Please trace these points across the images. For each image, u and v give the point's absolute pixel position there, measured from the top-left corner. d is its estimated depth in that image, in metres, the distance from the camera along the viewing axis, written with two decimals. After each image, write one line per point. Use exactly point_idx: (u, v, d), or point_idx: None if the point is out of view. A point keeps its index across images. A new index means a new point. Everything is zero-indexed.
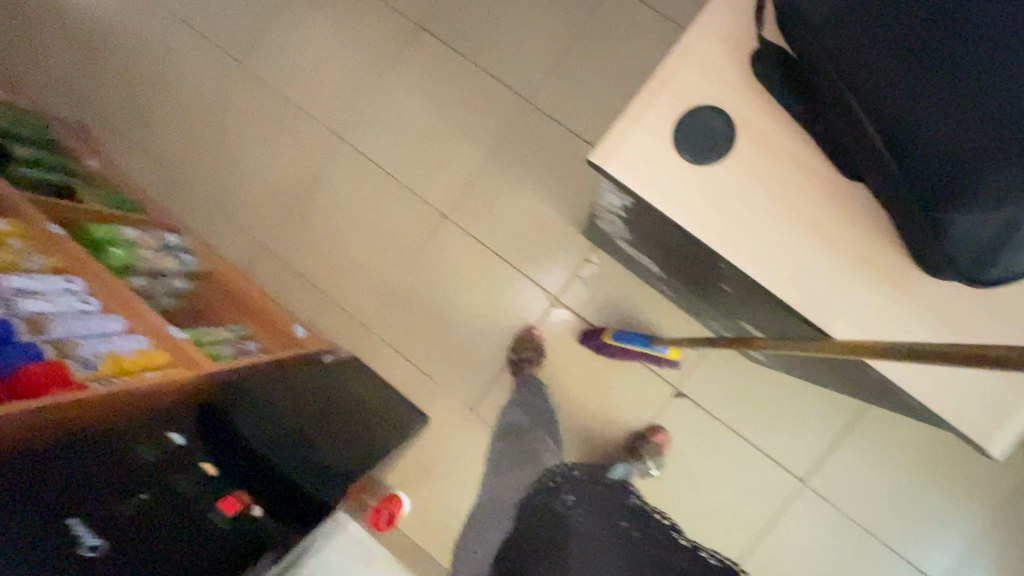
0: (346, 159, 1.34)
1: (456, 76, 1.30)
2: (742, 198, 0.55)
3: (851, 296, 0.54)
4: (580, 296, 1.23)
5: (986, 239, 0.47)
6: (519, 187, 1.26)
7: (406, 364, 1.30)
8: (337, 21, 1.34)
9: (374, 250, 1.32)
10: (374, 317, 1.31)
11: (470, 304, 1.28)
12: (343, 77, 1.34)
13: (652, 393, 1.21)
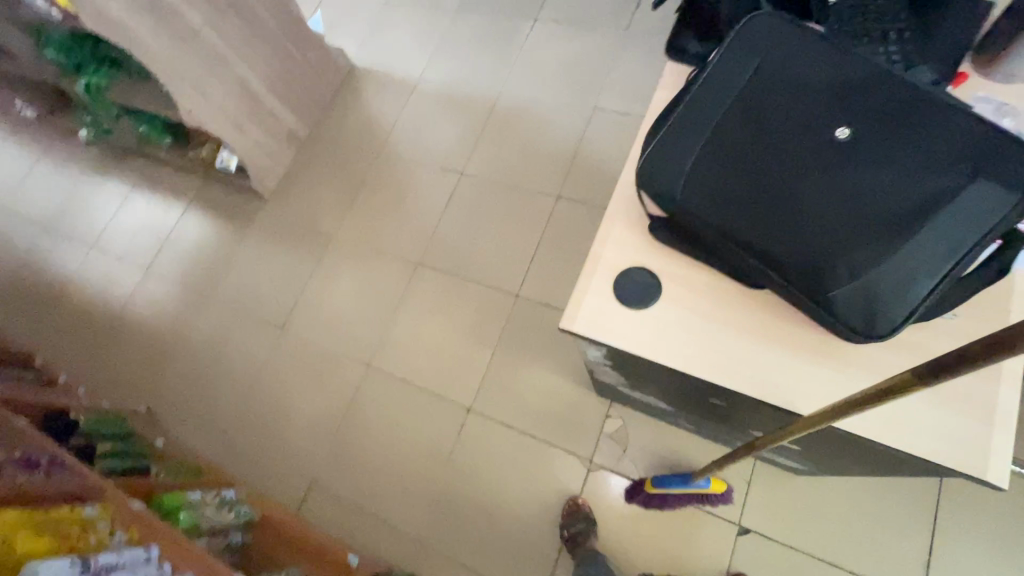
0: (376, 382, 1.52)
1: (454, 291, 1.56)
2: (685, 324, 0.67)
3: (810, 377, 0.62)
4: (611, 452, 1.27)
5: (867, 304, 0.56)
6: (529, 367, 1.41)
7: (462, 571, 1.27)
8: (355, 277, 1.68)
9: (412, 459, 1.40)
10: (423, 527, 1.33)
11: (510, 488, 1.31)
12: (365, 317, 1.61)
13: (716, 538, 1.15)
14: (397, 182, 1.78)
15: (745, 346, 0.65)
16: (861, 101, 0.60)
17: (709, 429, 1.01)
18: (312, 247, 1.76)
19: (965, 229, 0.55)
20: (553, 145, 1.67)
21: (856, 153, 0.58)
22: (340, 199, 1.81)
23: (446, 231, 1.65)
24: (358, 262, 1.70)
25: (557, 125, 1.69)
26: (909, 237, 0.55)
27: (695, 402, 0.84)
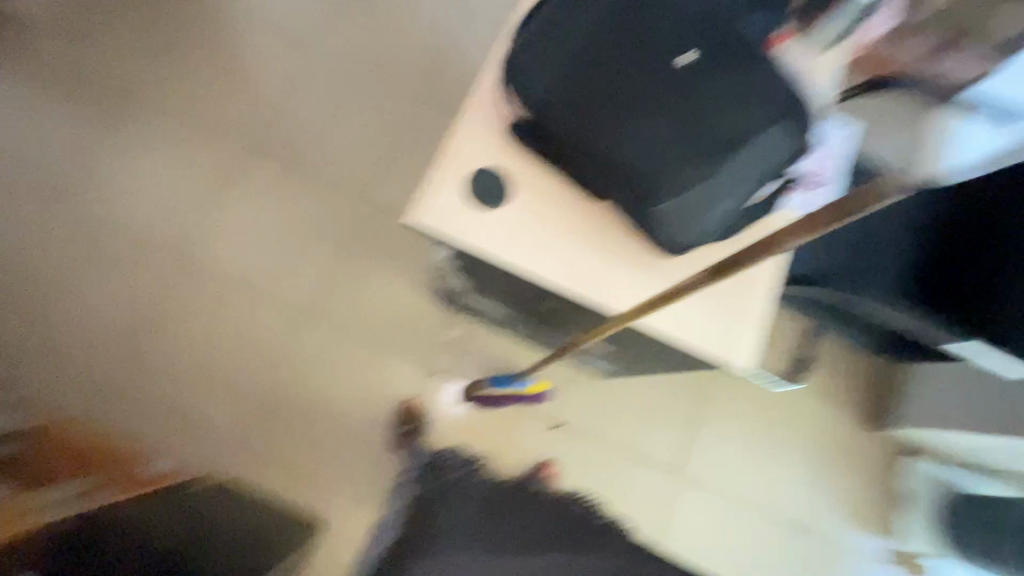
0: (189, 277, 1.32)
1: (294, 183, 1.40)
2: (527, 226, 0.70)
3: (626, 283, 0.70)
4: (450, 357, 1.32)
5: (681, 220, 0.64)
6: (374, 272, 1.35)
7: (288, 471, 1.24)
8: (163, 151, 1.39)
9: (236, 362, 1.28)
10: (245, 429, 1.25)
11: (344, 391, 1.29)
12: (178, 200, 1.36)
13: (534, 431, 1.30)
14: (226, 42, 1.46)
15: (576, 251, 0.70)
16: (708, 37, 0.66)
17: (540, 334, 1.09)
18: (103, 105, 1.40)
19: (763, 164, 0.64)
20: (421, 34, 1.51)
21: (696, 81, 0.64)
22: (143, 49, 1.44)
23: (288, 111, 1.43)
24: (170, 133, 1.40)
25: (425, 10, 1.52)
26: (725, 166, 0.62)
27: (531, 307, 0.90)
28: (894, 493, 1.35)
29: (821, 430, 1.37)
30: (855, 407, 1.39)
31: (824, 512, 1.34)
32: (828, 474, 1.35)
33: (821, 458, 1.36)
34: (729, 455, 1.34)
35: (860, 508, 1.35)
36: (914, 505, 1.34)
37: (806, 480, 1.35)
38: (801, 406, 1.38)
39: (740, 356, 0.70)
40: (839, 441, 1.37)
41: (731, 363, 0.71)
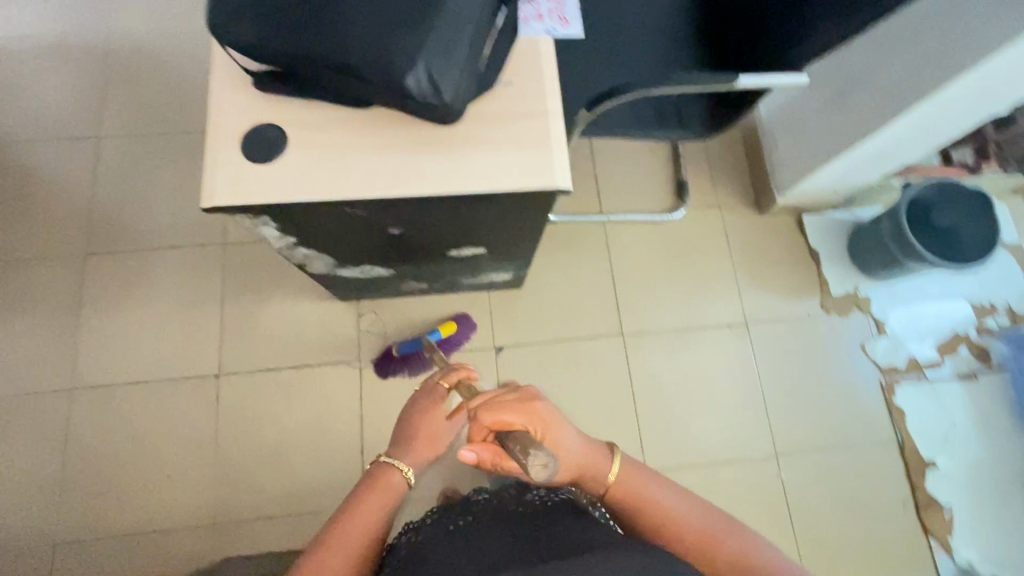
0: (90, 401, 1.26)
1: (147, 265, 1.35)
2: (315, 159, 0.71)
3: (427, 164, 0.72)
4: (375, 343, 1.33)
5: (432, 80, 0.66)
6: (266, 305, 1.33)
7: (277, 520, 1.22)
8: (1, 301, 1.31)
9: (176, 452, 1.24)
10: (217, 506, 1.22)
11: (294, 422, 1.28)
12: (40, 337, 1.29)
13: (482, 366, 1.33)
14: (13, 170, 1.39)
15: (370, 159, 0.71)
16: None
17: (427, 271, 1.12)
18: None
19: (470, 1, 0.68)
20: (200, 76, 1.49)
21: None
22: None
23: (109, 205, 1.39)
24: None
25: (196, 52, 1.50)
26: (440, 15, 0.65)
27: (384, 242, 0.91)
28: (808, 254, 1.45)
29: (724, 234, 1.46)
30: (741, 202, 1.48)
31: (761, 299, 1.42)
32: (748, 266, 1.44)
33: (735, 257, 1.44)
34: (658, 295, 1.41)
35: (789, 280, 1.43)
36: (827, 255, 1.45)
37: (732, 281, 1.42)
38: (697, 224, 1.46)
39: (558, 175, 0.73)
40: (742, 236, 1.46)
41: (555, 186, 0.73)
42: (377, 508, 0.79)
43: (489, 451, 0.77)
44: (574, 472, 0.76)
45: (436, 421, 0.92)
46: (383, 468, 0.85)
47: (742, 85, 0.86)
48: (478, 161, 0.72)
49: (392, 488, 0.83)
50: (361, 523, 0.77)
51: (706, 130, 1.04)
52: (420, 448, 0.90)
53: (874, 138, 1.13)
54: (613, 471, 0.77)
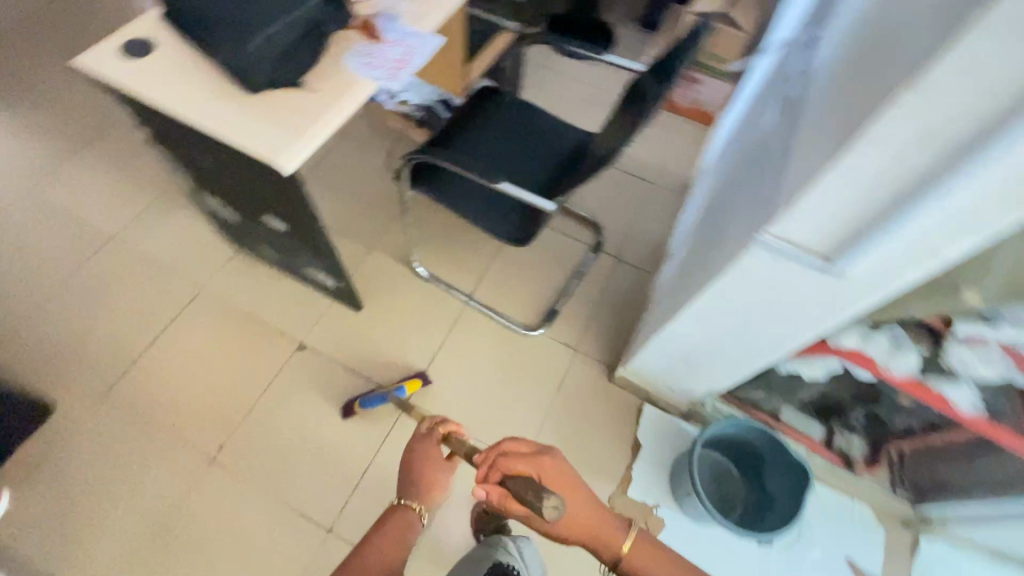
0: (18, 200, 1.53)
1: (135, 140, 1.65)
2: (152, 68, 0.94)
3: (211, 106, 0.90)
4: (221, 282, 1.47)
5: (226, 54, 0.88)
6: (176, 212, 1.55)
7: (40, 360, 1.34)
8: (36, 109, 1.67)
9: (28, 269, 1.44)
10: (17, 322, 1.38)
11: (117, 300, 1.42)
12: (32, 144, 1.62)
13: (278, 349, 1.39)
14: None
15: (181, 84, 0.92)
16: None
17: (263, 231, 1.27)
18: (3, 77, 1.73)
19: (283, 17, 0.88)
20: None
21: None
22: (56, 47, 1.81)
23: None
24: (44, 94, 1.71)
25: None
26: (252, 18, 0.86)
27: (208, 168, 1.11)
28: (628, 442, 1.34)
29: (560, 376, 1.41)
30: (598, 359, 1.44)
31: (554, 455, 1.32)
32: (562, 418, 1.36)
33: (556, 403, 1.38)
34: (463, 391, 1.38)
35: (592, 455, 1.32)
36: (646, 455, 1.31)
37: (539, 422, 1.35)
38: (544, 354, 1.44)
39: (286, 158, 0.87)
40: (577, 390, 1.40)
41: (280, 164, 0.87)
42: (394, 552, 0.74)
43: (495, 492, 0.69)
44: (576, 532, 0.69)
45: (437, 463, 0.83)
46: (398, 520, 0.78)
47: (499, 185, 0.97)
48: (245, 122, 0.90)
49: (404, 530, 0.77)
50: (381, 560, 0.73)
51: (508, 237, 1.08)
52: (426, 503, 0.81)
53: (664, 331, 1.06)
54: (625, 547, 0.70)
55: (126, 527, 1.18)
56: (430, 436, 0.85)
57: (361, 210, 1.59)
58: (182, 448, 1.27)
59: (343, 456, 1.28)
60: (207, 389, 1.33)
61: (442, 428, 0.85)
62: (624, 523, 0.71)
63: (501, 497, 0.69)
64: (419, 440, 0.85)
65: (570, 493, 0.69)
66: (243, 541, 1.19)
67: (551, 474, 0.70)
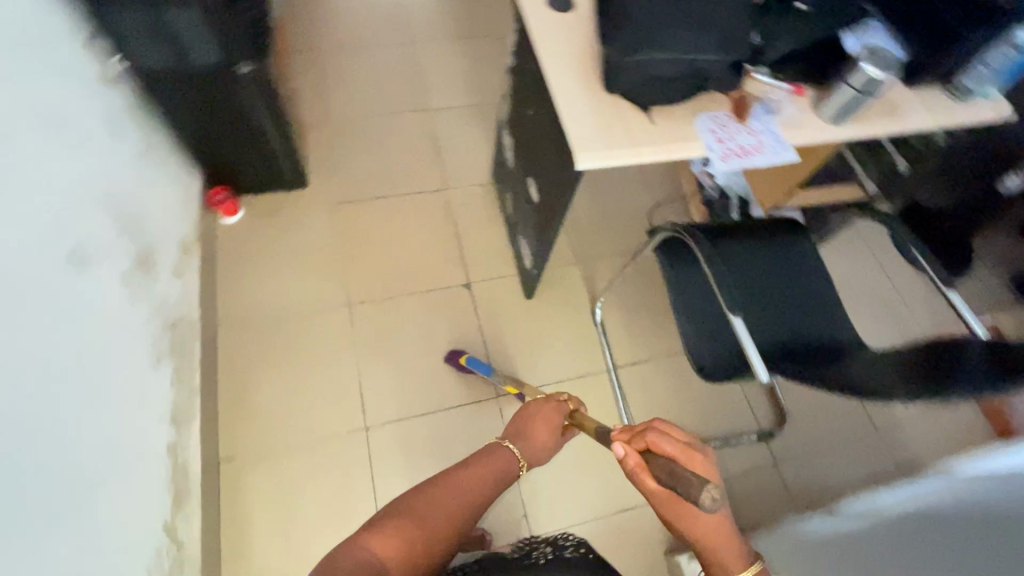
0: (402, 46, 1.88)
1: (498, 60, 1.89)
2: (557, 25, 1.04)
3: (569, 81, 0.97)
4: (461, 197, 1.62)
5: (611, 49, 0.92)
6: (478, 127, 1.75)
7: (325, 152, 1.64)
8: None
9: (369, 92, 1.77)
10: (336, 119, 1.71)
11: (394, 154, 1.67)
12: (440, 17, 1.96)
13: (452, 275, 1.50)
14: None
15: (563, 51, 1.00)
16: None
17: (519, 189, 1.36)
18: None
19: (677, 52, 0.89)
20: None
21: None
22: None
23: None
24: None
25: None
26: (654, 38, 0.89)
27: (526, 115, 1.22)
28: None
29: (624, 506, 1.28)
30: None
31: None
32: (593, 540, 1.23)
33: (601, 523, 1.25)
34: None
35: None
36: None
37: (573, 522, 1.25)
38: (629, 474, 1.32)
39: (587, 157, 0.90)
40: None
41: (578, 157, 0.90)
42: (488, 476, 0.81)
43: (631, 458, 0.69)
44: (697, 534, 0.68)
45: (548, 431, 0.92)
46: (504, 454, 0.86)
47: (731, 317, 0.87)
48: (582, 110, 0.95)
49: (506, 463, 0.85)
50: (475, 478, 0.80)
51: (698, 363, 0.97)
52: (533, 453, 0.90)
53: None
54: (745, 574, 0.68)
55: (271, 297, 1.42)
56: (556, 404, 0.97)
57: (598, 228, 1.62)
58: (341, 281, 1.46)
59: (421, 390, 1.35)
60: (388, 259, 1.51)
61: (569, 404, 0.96)
62: (750, 551, 0.70)
63: (640, 462, 0.69)
64: (540, 404, 0.96)
65: (719, 494, 0.67)
66: (316, 377, 1.34)
67: (704, 467, 0.68)
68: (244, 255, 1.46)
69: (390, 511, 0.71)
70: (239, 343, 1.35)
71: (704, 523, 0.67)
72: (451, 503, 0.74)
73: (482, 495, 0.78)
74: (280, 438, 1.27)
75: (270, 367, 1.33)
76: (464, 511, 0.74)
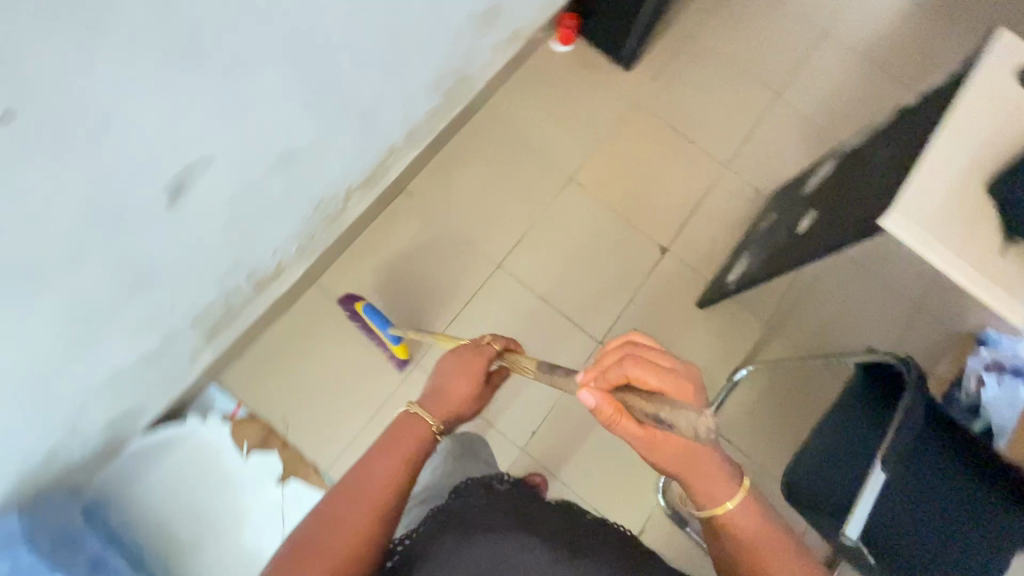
0: (816, 21, 1.69)
1: (887, 101, 1.63)
2: (1000, 99, 0.85)
3: (952, 154, 0.82)
4: (729, 182, 1.53)
5: None
6: (805, 141, 1.57)
7: (668, 54, 1.61)
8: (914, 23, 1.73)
9: (748, 37, 1.65)
10: (701, 35, 1.64)
11: (715, 103, 1.59)
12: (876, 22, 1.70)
13: (660, 230, 1.47)
14: None
15: (979, 125, 0.83)
16: None
17: (788, 217, 1.23)
18: None
19: None
20: None
21: None
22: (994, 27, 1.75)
23: None
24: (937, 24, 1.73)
25: None
26: None
27: (872, 156, 1.05)
28: None
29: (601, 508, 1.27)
30: None
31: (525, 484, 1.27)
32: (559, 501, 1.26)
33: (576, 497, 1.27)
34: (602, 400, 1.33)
35: None
36: None
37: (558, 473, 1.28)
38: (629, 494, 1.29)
39: (894, 220, 0.78)
40: None
41: (885, 212, 0.78)
42: (404, 462, 0.72)
43: (606, 403, 0.60)
44: (676, 467, 0.64)
45: (471, 380, 0.83)
46: (412, 421, 0.76)
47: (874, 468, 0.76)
48: (934, 185, 0.80)
49: (420, 436, 0.75)
50: (380, 480, 0.70)
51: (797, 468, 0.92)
52: (454, 409, 0.81)
53: None
54: (730, 501, 0.66)
55: (530, 118, 1.51)
56: (479, 351, 0.86)
57: (813, 316, 1.42)
58: (582, 158, 1.50)
59: (557, 283, 1.40)
60: (628, 173, 1.51)
61: (498, 345, 0.88)
62: (733, 473, 0.67)
63: (614, 404, 0.60)
64: (460, 351, 0.86)
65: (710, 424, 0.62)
66: (502, 203, 1.44)
67: (690, 393, 0.60)
68: (542, 73, 1.55)
69: (290, 552, 0.64)
70: (484, 129, 1.48)
71: (677, 450, 0.61)
72: (355, 512, 0.67)
73: (402, 485, 0.71)
74: (446, 213, 1.42)
75: (484, 163, 1.46)
76: (382, 502, 0.68)
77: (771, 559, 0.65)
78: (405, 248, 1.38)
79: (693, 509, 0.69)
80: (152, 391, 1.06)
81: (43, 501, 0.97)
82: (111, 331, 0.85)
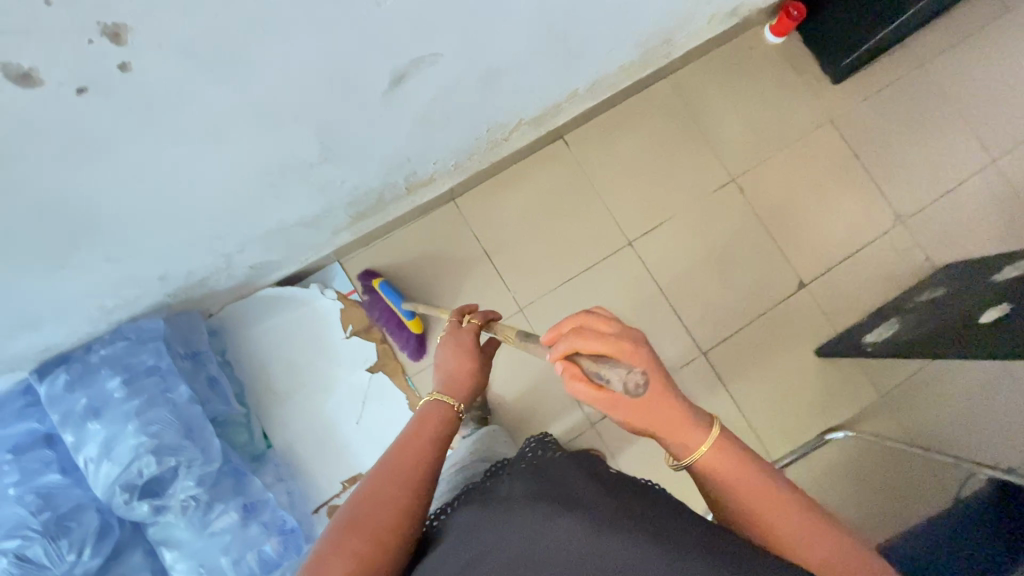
0: None
1: None
2: None
3: None
4: (898, 239, 1.39)
5: None
6: (1007, 221, 1.38)
7: (885, 80, 1.44)
8: None
9: (988, 86, 1.44)
10: (933, 69, 1.45)
11: (917, 149, 1.42)
12: None
13: (803, 263, 1.38)
14: None
15: None
16: None
17: (962, 298, 1.12)
18: None
19: None
20: None
21: None
22: None
23: None
24: None
25: None
26: None
27: None
28: None
29: None
30: None
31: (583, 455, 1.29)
32: None
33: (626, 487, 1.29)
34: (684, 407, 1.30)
35: None
36: None
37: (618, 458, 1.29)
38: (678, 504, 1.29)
39: None
40: None
41: None
42: (426, 440, 0.72)
43: (563, 371, 0.57)
44: (651, 426, 0.59)
45: (468, 355, 0.87)
46: (433, 407, 0.78)
47: None
48: None
49: (444, 418, 0.76)
50: (407, 461, 0.69)
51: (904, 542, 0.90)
52: (465, 385, 0.84)
53: None
54: (703, 449, 0.59)
55: (712, 103, 1.41)
56: (462, 328, 0.90)
57: (939, 408, 1.30)
58: (751, 162, 1.40)
59: (679, 280, 1.36)
60: (793, 194, 1.40)
61: (472, 318, 0.92)
62: (703, 420, 0.59)
63: (574, 369, 0.56)
64: (446, 335, 0.90)
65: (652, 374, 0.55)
66: (654, 181, 1.39)
67: (629, 350, 0.55)
68: (742, 59, 1.42)
69: (325, 545, 0.60)
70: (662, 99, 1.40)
71: (632, 407, 0.56)
72: (386, 494, 0.65)
73: (429, 465, 0.70)
74: (595, 173, 1.38)
75: (650, 135, 1.39)
76: (419, 483, 0.67)
77: (766, 510, 0.59)
78: (545, 195, 1.36)
79: (672, 461, 0.63)
80: (293, 251, 1.14)
81: (185, 314, 1.09)
82: (294, 188, 0.90)
